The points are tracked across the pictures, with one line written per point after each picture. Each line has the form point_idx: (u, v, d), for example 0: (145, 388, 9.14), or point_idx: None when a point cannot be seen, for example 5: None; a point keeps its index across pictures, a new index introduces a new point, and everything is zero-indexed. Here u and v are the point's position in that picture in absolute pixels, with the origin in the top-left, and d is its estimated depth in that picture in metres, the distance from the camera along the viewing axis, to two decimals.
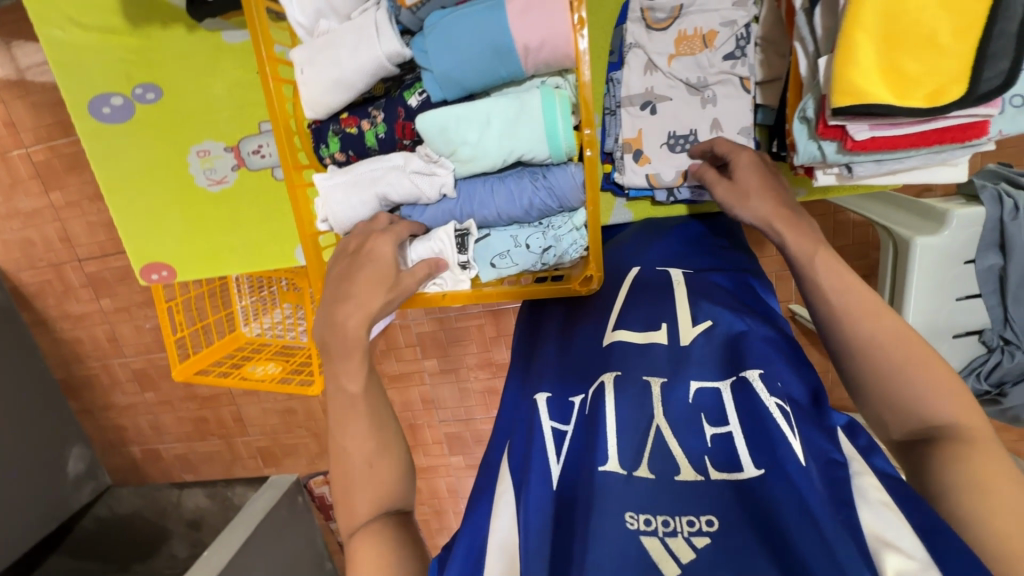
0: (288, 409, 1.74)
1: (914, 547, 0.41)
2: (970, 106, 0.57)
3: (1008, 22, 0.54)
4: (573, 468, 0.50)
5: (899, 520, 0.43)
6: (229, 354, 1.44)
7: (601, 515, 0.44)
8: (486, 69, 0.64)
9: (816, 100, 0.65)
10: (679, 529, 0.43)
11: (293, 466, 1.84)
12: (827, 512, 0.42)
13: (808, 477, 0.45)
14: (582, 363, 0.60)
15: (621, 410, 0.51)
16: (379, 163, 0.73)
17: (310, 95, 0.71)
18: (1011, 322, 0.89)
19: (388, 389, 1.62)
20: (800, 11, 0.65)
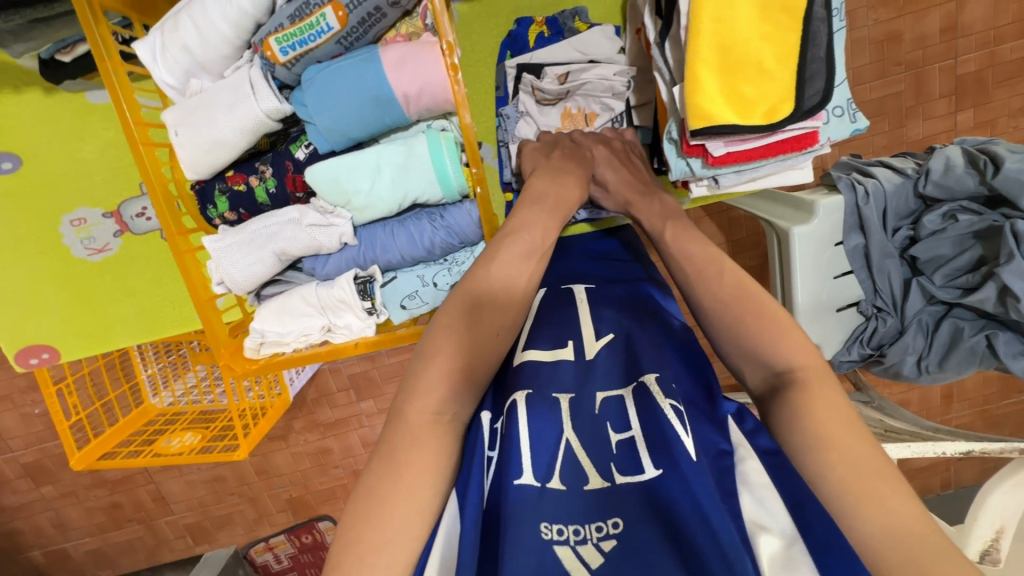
0: (216, 476, 1.62)
1: (783, 524, 0.47)
2: (801, 120, 0.66)
3: (816, 49, 0.64)
4: (495, 491, 0.51)
5: (773, 503, 0.48)
6: (138, 431, 1.31)
7: (520, 531, 0.47)
8: (372, 120, 0.65)
9: (677, 122, 0.72)
10: (589, 536, 0.46)
11: (229, 538, 1.70)
12: (712, 499, 0.47)
13: (697, 466, 0.50)
14: (502, 388, 0.62)
15: (534, 430, 0.54)
16: (272, 219, 0.71)
17: (186, 157, 0.68)
18: (879, 292, 1.00)
19: (324, 438, 1.56)
20: (654, 44, 0.72)
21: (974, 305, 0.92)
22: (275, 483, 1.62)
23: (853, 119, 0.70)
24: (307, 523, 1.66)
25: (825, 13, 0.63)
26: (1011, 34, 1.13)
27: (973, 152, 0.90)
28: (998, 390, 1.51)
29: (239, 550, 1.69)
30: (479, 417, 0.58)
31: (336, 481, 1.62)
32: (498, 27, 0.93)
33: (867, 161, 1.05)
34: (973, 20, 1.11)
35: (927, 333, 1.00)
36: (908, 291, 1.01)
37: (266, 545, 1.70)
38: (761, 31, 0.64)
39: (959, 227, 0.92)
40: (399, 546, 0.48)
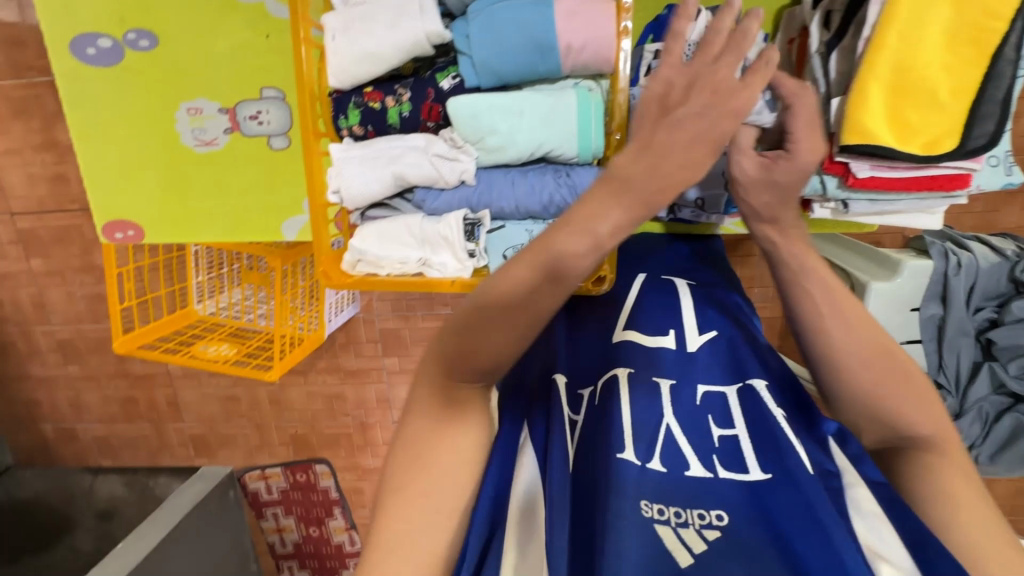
0: (231, 395, 1.65)
1: (901, 557, 0.46)
2: (960, 159, 0.64)
3: (995, 90, 0.61)
4: (586, 454, 0.53)
5: (887, 530, 0.48)
6: (178, 331, 1.35)
7: (623, 503, 0.46)
8: (526, 64, 0.65)
9: (823, 136, 0.70)
10: (691, 521, 0.46)
11: (228, 457, 1.74)
12: (831, 514, 0.46)
13: (811, 478, 0.49)
14: (590, 360, 0.63)
15: (636, 407, 0.54)
16: (399, 142, 0.72)
17: (336, 62, 0.69)
18: (944, 369, 0.96)
19: (342, 384, 1.58)
20: (816, 54, 0.70)
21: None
22: (285, 416, 1.65)
23: (1008, 173, 0.68)
24: (305, 463, 1.69)
25: (1015, 55, 0.60)
26: None
27: None
28: None
29: (235, 471, 1.73)
30: (555, 379, 0.61)
31: (343, 430, 1.64)
32: (643, 13, 0.92)
33: (962, 234, 1.00)
34: None
35: (984, 422, 0.98)
36: (975, 374, 0.97)
37: (261, 473, 1.73)
38: (942, 59, 0.61)
39: None
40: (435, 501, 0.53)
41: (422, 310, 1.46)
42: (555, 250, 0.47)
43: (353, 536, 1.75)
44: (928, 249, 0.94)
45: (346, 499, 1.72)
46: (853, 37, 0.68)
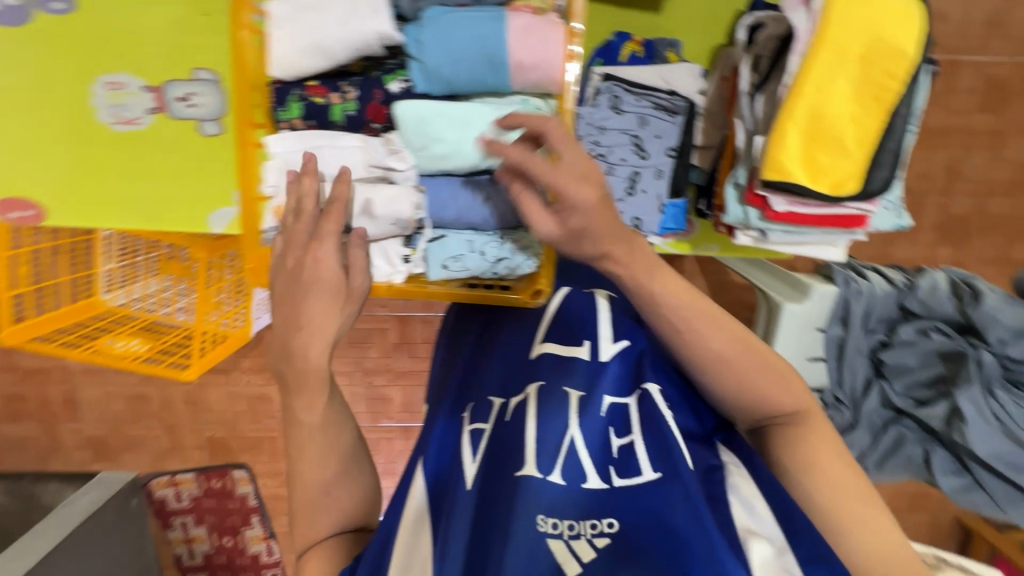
0: (140, 394, 1.52)
1: (772, 534, 0.48)
2: (861, 201, 0.71)
3: (891, 142, 0.69)
4: (484, 467, 0.55)
5: (761, 515, 0.49)
6: (77, 324, 1.20)
7: (521, 516, 0.48)
8: (477, 76, 0.66)
9: (747, 170, 0.76)
10: (583, 532, 0.48)
11: (133, 462, 1.59)
12: (709, 515, 0.47)
13: (693, 477, 0.51)
14: (502, 372, 0.64)
15: (541, 423, 0.55)
16: (341, 140, 0.70)
17: (281, 50, 0.66)
18: (842, 384, 1.05)
19: (268, 385, 1.51)
20: (745, 94, 0.76)
21: (921, 418, 0.98)
22: (202, 418, 1.54)
23: (898, 216, 0.77)
24: (221, 468, 1.58)
25: (906, 113, 0.69)
26: (1001, 192, 1.24)
27: (961, 282, 0.98)
28: (907, 505, 1.56)
29: (141, 477, 1.58)
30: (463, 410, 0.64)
31: (266, 433, 1.55)
32: (596, 34, 0.96)
33: (864, 265, 1.13)
34: (975, 170, 1.23)
35: (874, 433, 1.05)
36: (867, 390, 1.05)
37: (171, 479, 1.59)
38: (849, 109, 0.68)
39: (931, 343, 0.98)
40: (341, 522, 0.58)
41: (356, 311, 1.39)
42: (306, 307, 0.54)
43: (271, 547, 1.61)
44: (833, 275, 1.06)
45: (266, 507, 1.60)
46: (777, 83, 0.74)
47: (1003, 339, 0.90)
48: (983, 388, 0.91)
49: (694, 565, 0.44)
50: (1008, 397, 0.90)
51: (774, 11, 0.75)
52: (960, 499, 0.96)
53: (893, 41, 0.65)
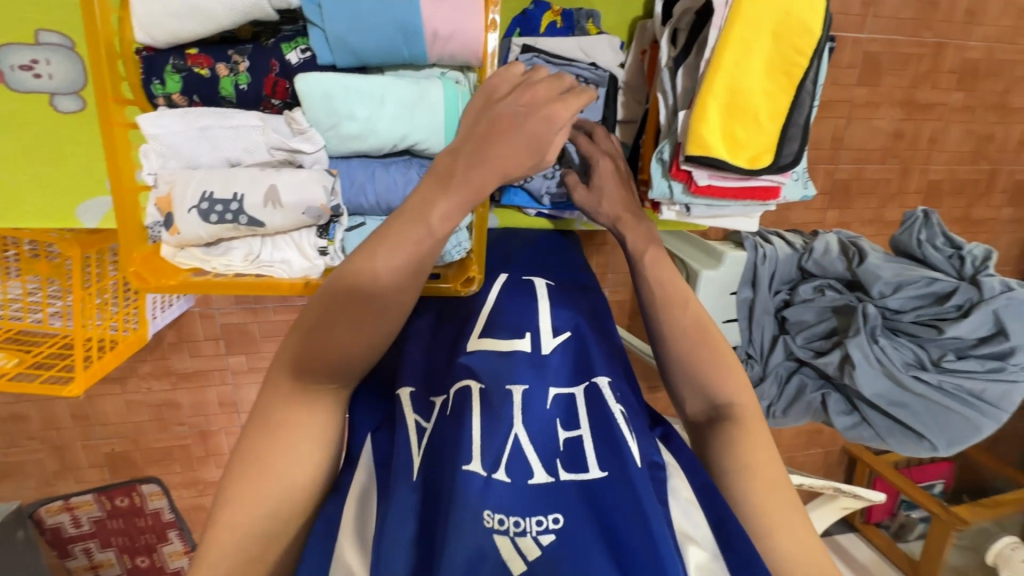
0: (12, 415, 1.28)
1: (704, 535, 0.57)
2: (774, 173, 0.74)
3: (799, 117, 0.73)
4: (431, 461, 0.58)
5: (694, 511, 0.59)
6: None
7: (464, 518, 0.52)
8: (390, 47, 0.59)
9: (671, 145, 0.77)
10: (528, 529, 0.53)
11: (11, 493, 1.36)
12: (654, 507, 0.55)
13: (640, 472, 0.57)
14: (445, 358, 0.69)
15: (485, 427, 0.58)
16: (234, 120, 0.61)
17: (148, 10, 0.55)
18: (752, 342, 1.13)
19: (175, 389, 1.31)
20: (666, 68, 0.76)
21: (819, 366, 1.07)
22: (94, 433, 1.32)
23: (805, 187, 0.81)
24: (126, 484, 1.39)
25: (812, 89, 0.72)
26: (877, 158, 1.38)
27: (848, 243, 1.09)
28: (805, 441, 1.71)
29: (24, 507, 1.36)
30: (399, 392, 0.65)
31: (176, 441, 1.37)
32: (513, 4, 0.91)
33: (769, 231, 1.22)
34: (857, 139, 1.35)
35: (780, 383, 1.14)
36: (774, 344, 1.14)
37: (64, 504, 1.38)
38: (763, 85, 0.70)
39: (825, 299, 1.09)
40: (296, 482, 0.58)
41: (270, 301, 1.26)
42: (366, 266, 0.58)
43: (194, 560, 1.50)
44: (743, 243, 1.13)
45: (184, 518, 1.46)
46: (695, 57, 0.74)
47: (882, 293, 1.03)
48: (868, 335, 1.01)
49: (628, 548, 0.52)
50: (888, 342, 1.00)
51: None
52: (849, 433, 1.09)
53: (801, 17, 0.67)
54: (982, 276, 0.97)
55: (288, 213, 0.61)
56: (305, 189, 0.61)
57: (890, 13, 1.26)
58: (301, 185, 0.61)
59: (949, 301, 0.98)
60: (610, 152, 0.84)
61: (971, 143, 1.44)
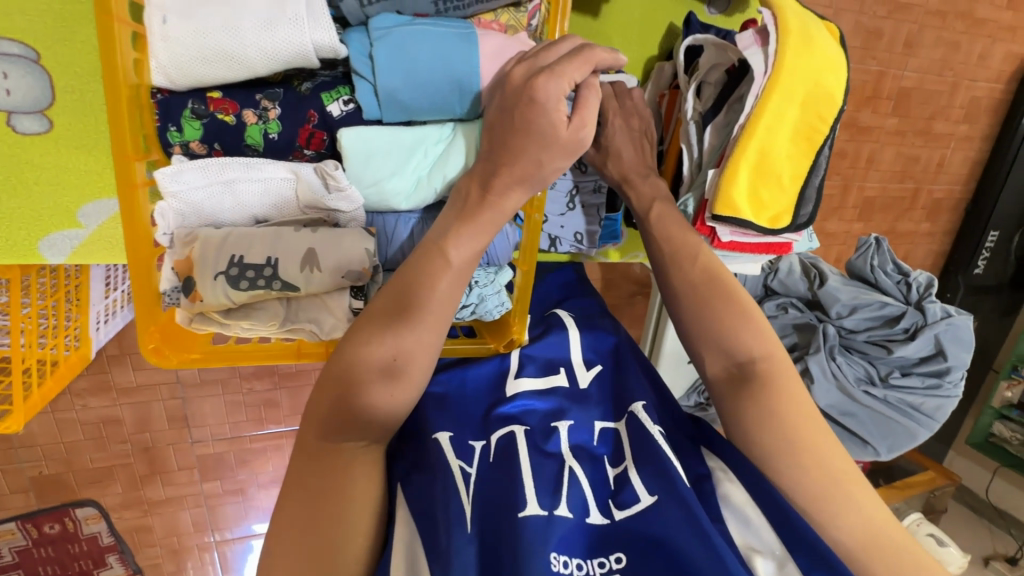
0: None
1: (772, 544, 0.61)
2: (791, 231, 0.78)
3: (815, 178, 0.76)
4: (484, 505, 0.58)
5: (758, 528, 0.62)
6: None
7: (533, 562, 0.51)
8: (442, 103, 0.56)
9: (695, 199, 0.78)
10: (592, 572, 0.54)
11: None
12: (707, 521, 0.55)
13: (689, 490, 0.58)
14: (487, 402, 0.70)
15: (535, 461, 0.61)
16: (259, 173, 0.55)
17: (171, 49, 0.49)
18: None
19: (118, 406, 1.09)
20: (690, 122, 0.77)
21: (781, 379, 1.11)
22: (17, 457, 1.08)
23: (809, 240, 0.89)
24: (56, 508, 1.14)
25: (825, 162, 0.76)
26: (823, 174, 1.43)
27: (810, 266, 1.17)
28: None
29: None
30: (437, 438, 0.63)
31: (117, 461, 1.14)
32: None
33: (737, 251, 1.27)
34: None
35: None
36: None
37: None
38: (788, 150, 0.73)
39: (788, 317, 1.15)
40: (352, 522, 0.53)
41: None
42: (415, 280, 0.55)
43: None
44: None
45: (126, 541, 1.23)
46: (725, 115, 0.76)
47: (841, 313, 1.10)
48: (827, 353, 1.07)
49: (689, 566, 0.52)
50: (843, 359, 1.08)
51: (716, 38, 0.76)
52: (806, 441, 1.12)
53: (827, 87, 0.70)
54: (927, 302, 1.08)
55: (326, 275, 0.56)
56: (345, 252, 0.57)
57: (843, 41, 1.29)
58: (339, 244, 0.56)
59: (899, 324, 1.07)
60: (628, 112, 0.79)
61: (900, 163, 1.50)
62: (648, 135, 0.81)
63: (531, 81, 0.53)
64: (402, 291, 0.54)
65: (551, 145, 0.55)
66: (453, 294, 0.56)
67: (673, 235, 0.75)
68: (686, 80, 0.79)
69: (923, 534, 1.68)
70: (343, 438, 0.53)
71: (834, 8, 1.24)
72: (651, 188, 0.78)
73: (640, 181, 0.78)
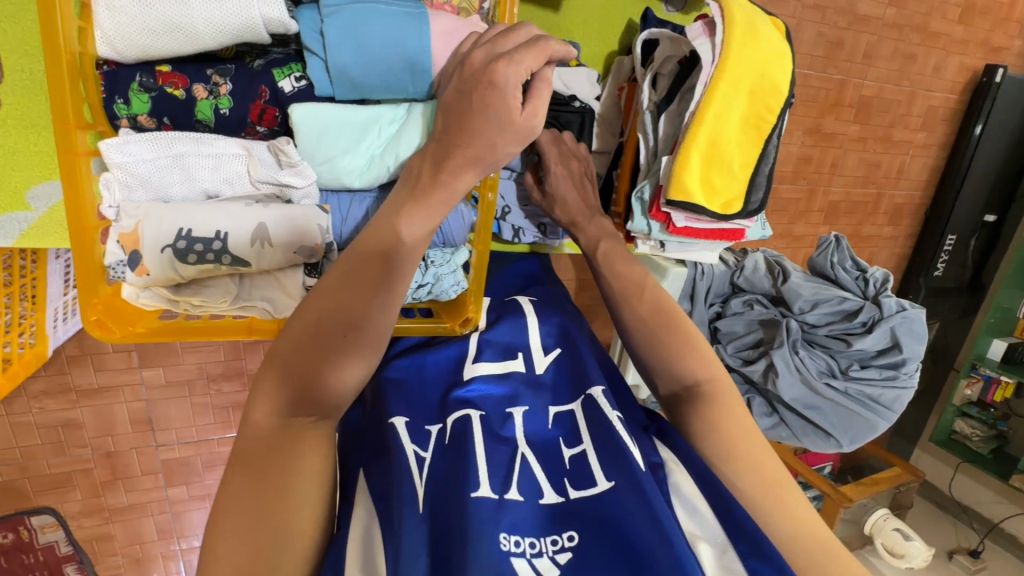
0: None
1: (715, 535, 0.60)
2: (743, 218, 0.81)
3: (765, 166, 0.79)
4: (436, 488, 0.57)
5: (705, 515, 0.61)
6: None
7: (482, 543, 0.51)
8: (394, 81, 0.57)
9: (651, 186, 0.80)
10: (545, 550, 0.54)
11: None
12: (663, 504, 0.55)
13: (646, 475, 0.58)
14: (443, 386, 0.69)
15: (489, 446, 0.60)
16: (209, 147, 0.55)
17: (115, 20, 0.49)
18: None
19: (77, 409, 1.05)
20: (646, 112, 0.80)
21: (746, 373, 1.13)
22: None
23: (762, 228, 0.91)
24: (8, 517, 1.08)
25: (775, 148, 0.78)
26: (790, 179, 1.47)
27: (775, 262, 1.19)
28: None
29: None
30: (393, 422, 0.62)
31: (76, 466, 1.09)
32: None
33: None
34: (791, 162, 1.46)
35: None
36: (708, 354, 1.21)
37: None
38: (738, 138, 0.75)
39: (753, 312, 1.17)
40: (301, 499, 0.52)
41: None
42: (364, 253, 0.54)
43: None
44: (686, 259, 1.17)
45: (84, 551, 1.18)
46: (677, 104, 0.79)
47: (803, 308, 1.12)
48: (790, 347, 1.08)
49: (641, 547, 0.52)
50: (806, 353, 1.09)
51: (669, 32, 0.79)
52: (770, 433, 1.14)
53: (772, 77, 0.73)
54: (883, 297, 1.10)
55: (276, 251, 0.57)
56: (298, 227, 0.57)
57: (805, 49, 1.34)
58: (291, 220, 0.57)
59: (856, 318, 1.09)
60: (565, 157, 0.81)
61: (863, 170, 1.56)
62: (587, 172, 0.84)
63: (490, 66, 0.53)
64: (350, 263, 0.54)
65: (506, 129, 0.55)
66: (407, 267, 0.56)
67: (619, 262, 0.79)
68: (642, 71, 0.81)
69: (889, 529, 1.74)
70: (291, 414, 0.52)
71: (796, 18, 1.28)
72: (598, 231, 0.82)
73: (586, 222, 0.82)
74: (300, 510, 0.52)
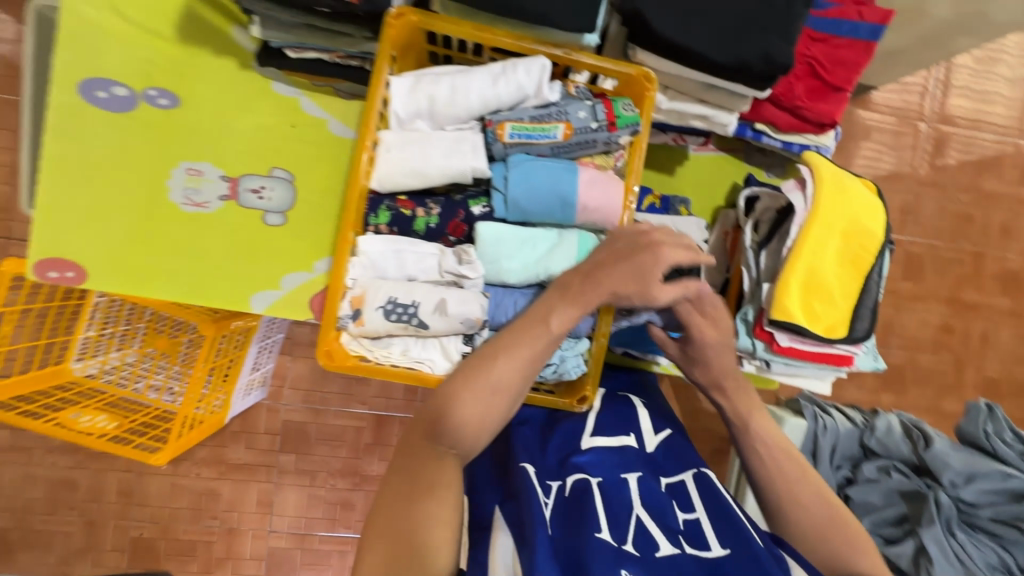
0: (67, 481, 1.26)
1: None
2: (848, 343, 0.87)
3: (867, 301, 0.87)
4: (561, 529, 0.63)
5: None
6: (43, 392, 1.12)
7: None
8: (548, 210, 0.79)
9: (754, 309, 0.91)
10: None
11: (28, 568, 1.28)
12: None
13: (763, 550, 0.61)
14: (560, 450, 0.75)
15: (608, 504, 0.66)
16: (419, 246, 0.80)
17: (388, 169, 0.79)
18: None
19: (220, 480, 1.29)
20: (751, 248, 0.93)
21: (891, 556, 1.00)
22: (131, 514, 1.28)
23: (875, 359, 0.94)
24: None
25: (876, 281, 0.87)
26: (930, 348, 1.43)
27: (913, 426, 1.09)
28: None
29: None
30: (522, 466, 0.70)
31: (202, 537, 1.29)
32: None
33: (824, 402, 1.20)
34: (932, 334, 1.43)
35: None
36: None
37: None
38: (837, 272, 0.85)
39: (892, 482, 1.05)
40: (442, 524, 0.60)
41: (337, 403, 1.30)
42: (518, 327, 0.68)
43: None
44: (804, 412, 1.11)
45: None
46: (777, 242, 0.92)
47: (956, 483, 1.01)
48: (945, 528, 0.98)
49: None
50: (965, 537, 0.98)
51: (770, 190, 0.96)
52: None
53: (864, 224, 0.86)
54: None
55: (448, 319, 0.77)
56: (468, 303, 0.77)
57: (931, 223, 1.42)
58: (462, 297, 0.77)
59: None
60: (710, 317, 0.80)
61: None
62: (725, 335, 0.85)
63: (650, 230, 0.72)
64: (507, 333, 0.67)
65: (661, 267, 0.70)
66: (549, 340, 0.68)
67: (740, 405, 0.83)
68: (745, 217, 0.97)
69: None
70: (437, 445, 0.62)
71: (917, 195, 1.39)
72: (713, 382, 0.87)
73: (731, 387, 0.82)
74: (439, 533, 0.59)
